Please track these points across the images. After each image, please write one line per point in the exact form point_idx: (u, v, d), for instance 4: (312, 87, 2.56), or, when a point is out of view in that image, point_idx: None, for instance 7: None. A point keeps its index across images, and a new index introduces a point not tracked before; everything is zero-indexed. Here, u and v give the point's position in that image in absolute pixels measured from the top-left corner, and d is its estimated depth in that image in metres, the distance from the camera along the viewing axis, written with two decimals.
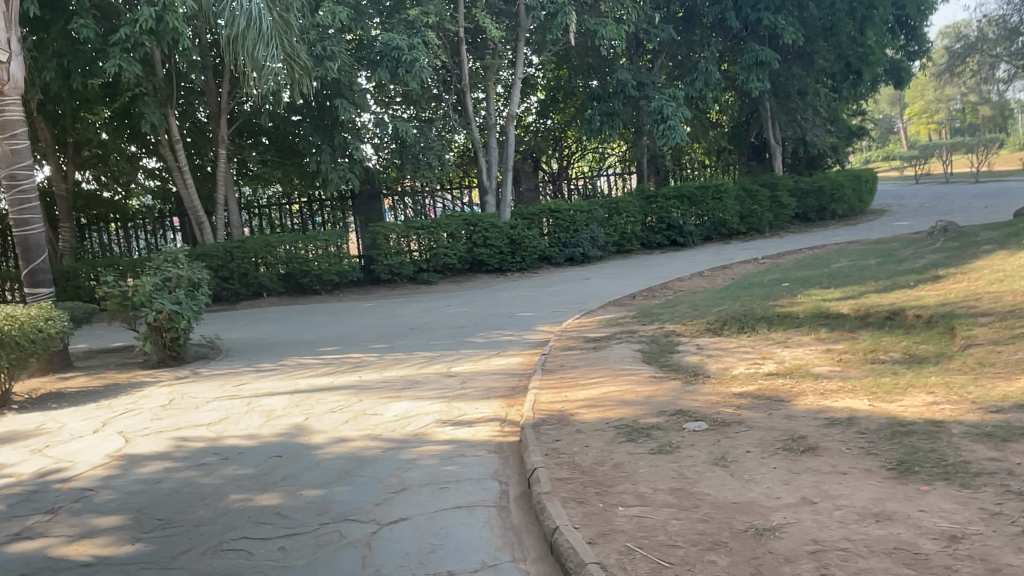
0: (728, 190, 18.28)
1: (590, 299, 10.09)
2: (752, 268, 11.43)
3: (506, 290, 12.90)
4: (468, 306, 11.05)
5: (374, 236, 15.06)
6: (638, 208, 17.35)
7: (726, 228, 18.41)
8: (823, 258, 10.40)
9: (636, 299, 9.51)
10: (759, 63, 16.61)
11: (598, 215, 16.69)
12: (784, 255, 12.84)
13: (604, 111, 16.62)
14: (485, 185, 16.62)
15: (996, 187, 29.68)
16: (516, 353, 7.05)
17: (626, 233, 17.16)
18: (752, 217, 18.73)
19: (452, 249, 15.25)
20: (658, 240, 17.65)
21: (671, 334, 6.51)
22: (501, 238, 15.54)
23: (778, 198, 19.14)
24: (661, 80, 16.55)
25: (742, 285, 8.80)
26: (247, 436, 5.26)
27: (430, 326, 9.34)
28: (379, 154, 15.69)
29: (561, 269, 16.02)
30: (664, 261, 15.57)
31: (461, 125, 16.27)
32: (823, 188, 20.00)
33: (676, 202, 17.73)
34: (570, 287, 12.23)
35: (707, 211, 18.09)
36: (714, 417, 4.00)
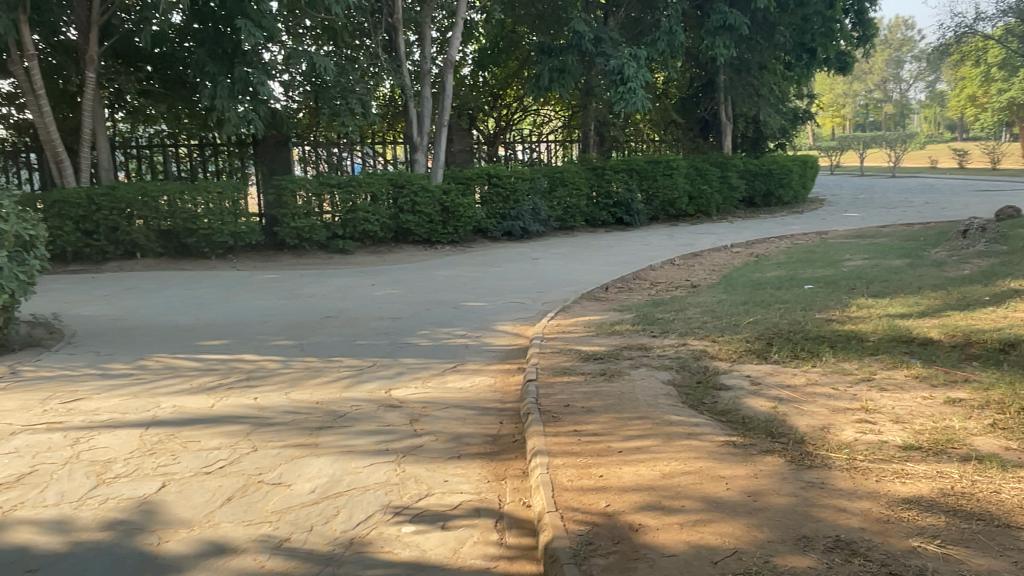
0: (679, 166, 16.75)
1: (554, 290, 8.14)
2: (733, 259, 9.82)
3: (440, 267, 10.84)
4: (397, 287, 8.91)
5: (279, 191, 12.65)
6: (584, 179, 15.58)
7: (674, 208, 16.89)
8: (819, 254, 8.89)
9: (612, 292, 7.72)
10: (727, 27, 15.06)
11: (540, 184, 14.82)
12: (758, 245, 11.38)
13: (555, 67, 14.63)
14: (415, 141, 14.31)
15: (916, 183, 29.80)
16: (482, 372, 5.07)
17: (570, 207, 15.35)
18: (702, 198, 17.32)
19: (375, 212, 13.00)
20: (603, 217, 15.94)
21: (703, 357, 4.70)
22: (432, 204, 13.39)
23: (728, 179, 17.82)
24: (620, 37, 14.70)
25: (748, 284, 7.14)
26: (52, 525, 3.07)
27: (352, 316, 7.19)
28: (290, 94, 13.16)
29: (498, 244, 14.06)
30: (614, 241, 13.90)
31: (390, 68, 13.83)
32: (772, 171, 18.84)
33: (624, 175, 16.06)
34: (518, 269, 10.31)
35: (657, 189, 16.49)
36: (921, 568, 2.21)
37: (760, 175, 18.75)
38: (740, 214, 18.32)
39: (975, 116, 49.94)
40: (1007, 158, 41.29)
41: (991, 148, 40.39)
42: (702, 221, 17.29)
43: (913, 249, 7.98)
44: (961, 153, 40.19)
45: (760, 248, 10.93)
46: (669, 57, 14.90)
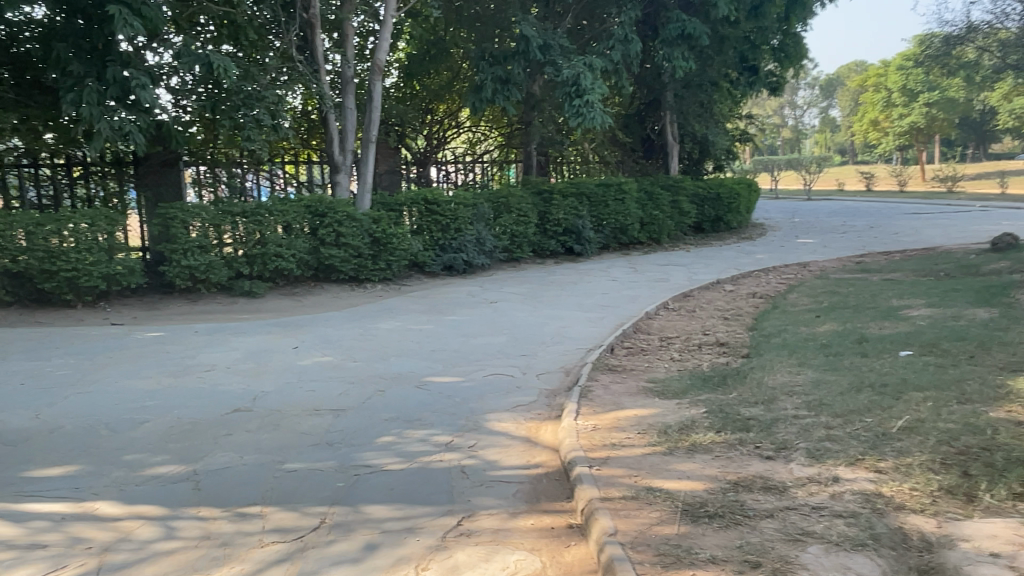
0: (630, 190, 15.24)
1: (545, 358, 6.17)
2: (741, 304, 8.14)
3: (377, 316, 8.70)
4: (329, 352, 6.71)
5: (166, 221, 10.14)
6: (531, 207, 13.79)
7: (625, 236, 15.30)
8: (853, 297, 7.33)
9: (626, 359, 5.84)
10: (685, 37, 13.68)
11: (483, 211, 12.91)
12: (749, 283, 9.83)
13: (497, 76, 12.82)
14: (337, 160, 12.09)
15: (842, 206, 29.71)
16: (513, 537, 3.03)
17: (516, 236, 13.50)
18: (654, 224, 15.83)
19: (289, 246, 10.70)
20: (552, 248, 14.15)
21: (889, 512, 2.84)
22: (359, 235, 11.22)
23: (679, 204, 16.45)
24: (570, 44, 13.03)
25: (812, 347, 5.40)
26: None
27: (274, 410, 4.97)
28: (180, 103, 10.74)
29: (437, 281, 12.00)
30: (573, 274, 12.12)
31: (305, 73, 11.62)
32: (721, 195, 17.63)
33: (573, 200, 14.36)
34: (479, 317, 8.30)
35: (608, 215, 14.87)
36: None
37: (709, 199, 17.49)
38: (692, 241, 16.95)
39: (876, 140, 51.96)
40: (911, 179, 42.80)
41: (897, 170, 41.67)
42: (654, 249, 15.80)
43: (981, 293, 6.47)
44: (869, 176, 41.44)
45: (756, 287, 9.34)
46: (624, 67, 13.34)
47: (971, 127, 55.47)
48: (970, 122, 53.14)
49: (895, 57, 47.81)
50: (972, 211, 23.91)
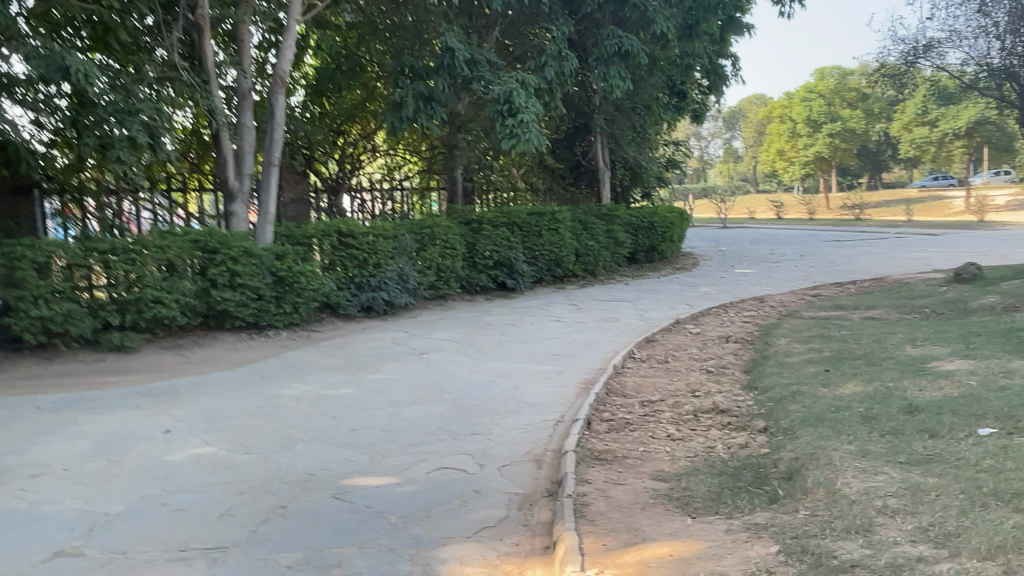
0: (564, 219, 14.10)
1: (504, 440, 4.72)
2: (718, 352, 6.97)
3: (282, 377, 7.03)
4: (212, 438, 5.03)
5: (8, 262, 7.96)
6: (459, 238, 12.39)
7: (560, 268, 14.09)
8: (853, 342, 6.26)
9: (612, 441, 4.47)
10: (621, 54, 12.70)
11: (406, 244, 11.41)
12: (713, 323, 8.73)
13: (420, 93, 11.43)
14: (232, 186, 10.31)
15: (761, 235, 29.65)
16: None
17: (442, 271, 12.05)
18: (590, 256, 14.70)
19: (171, 289, 8.81)
20: (482, 283, 12.75)
21: None
22: (260, 274, 9.48)
23: (614, 234, 15.40)
24: (499, 59, 11.78)
25: (855, 419, 4.21)
26: None
27: (115, 555, 3.30)
28: (34, 117, 8.77)
29: (354, 326, 10.38)
30: (510, 314, 10.74)
31: (192, 84, 9.86)
32: (655, 224, 16.67)
33: (504, 229, 13.06)
34: (409, 377, 6.76)
35: (542, 246, 13.63)
36: None
37: (644, 229, 16.54)
38: (628, 273, 15.93)
39: (782, 169, 53.55)
40: (817, 207, 43.93)
41: (806, 199, 42.61)
42: (591, 283, 14.66)
43: (1014, 340, 5.49)
44: (779, 205, 42.35)
45: (724, 329, 8.23)
46: (558, 85, 12.19)
47: (867, 158, 58.08)
48: (867, 151, 55.61)
49: (798, 89, 49.35)
50: (889, 239, 24.07)
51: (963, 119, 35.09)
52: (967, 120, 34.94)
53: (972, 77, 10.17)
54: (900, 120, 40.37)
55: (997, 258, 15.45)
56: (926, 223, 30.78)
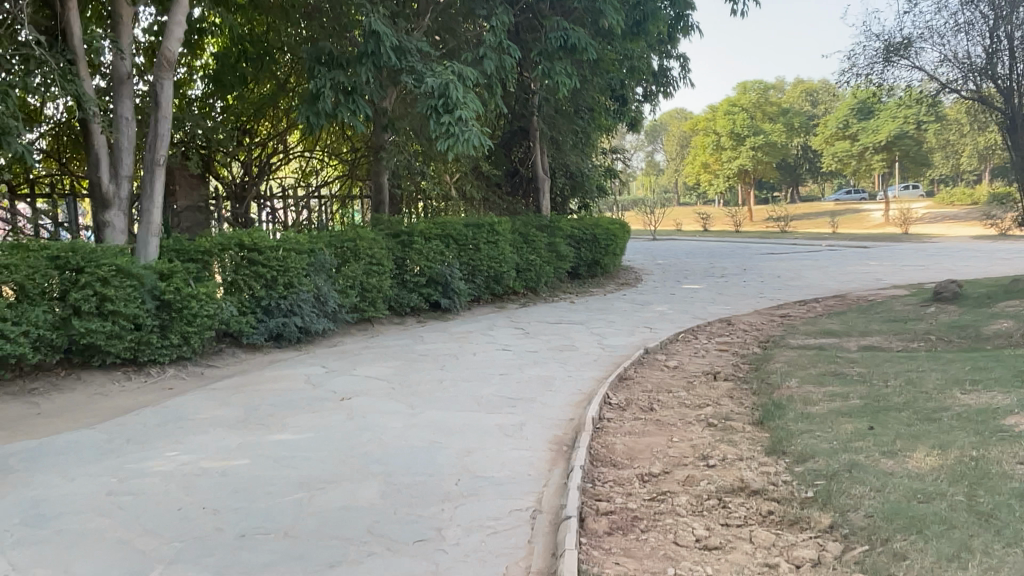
0: (504, 231, 12.77)
1: (463, 552, 3.28)
2: (711, 394, 5.72)
3: (156, 439, 5.36)
4: (26, 561, 3.36)
5: None
6: (386, 253, 10.88)
7: (499, 285, 12.73)
8: (881, 384, 5.12)
9: (624, 555, 3.10)
10: (568, 48, 11.48)
11: (324, 259, 9.81)
12: (687, 353, 7.52)
13: (340, 85, 9.89)
14: (106, 191, 8.48)
15: (692, 247, 28.99)
16: None
17: (367, 290, 10.48)
18: (531, 271, 13.42)
19: (20, 319, 6.90)
20: (413, 302, 11.26)
21: None
22: (139, 299, 7.70)
23: (556, 247, 14.17)
24: (430, 49, 10.33)
25: (971, 521, 2.98)
26: None
27: None
28: None
29: (261, 358, 8.69)
30: (448, 341, 9.28)
31: (54, 65, 8.01)
32: (598, 236, 15.52)
33: (438, 242, 11.61)
34: (326, 436, 5.23)
35: (480, 261, 12.25)
36: None
37: (587, 241, 15.37)
38: (570, 289, 14.71)
39: (705, 182, 53.95)
40: (743, 219, 44.11)
41: (731, 211, 42.71)
42: (532, 301, 13.34)
43: None
44: (705, 217, 42.31)
45: (704, 361, 7.03)
46: (498, 81, 10.82)
47: (785, 170, 59.36)
48: (785, 164, 56.79)
49: (722, 102, 49.64)
50: (822, 252, 23.82)
51: (882, 132, 36.56)
52: (886, 134, 36.35)
53: (950, 79, 9.37)
54: (823, 133, 41.37)
55: (945, 273, 15.05)
56: (851, 236, 31.01)
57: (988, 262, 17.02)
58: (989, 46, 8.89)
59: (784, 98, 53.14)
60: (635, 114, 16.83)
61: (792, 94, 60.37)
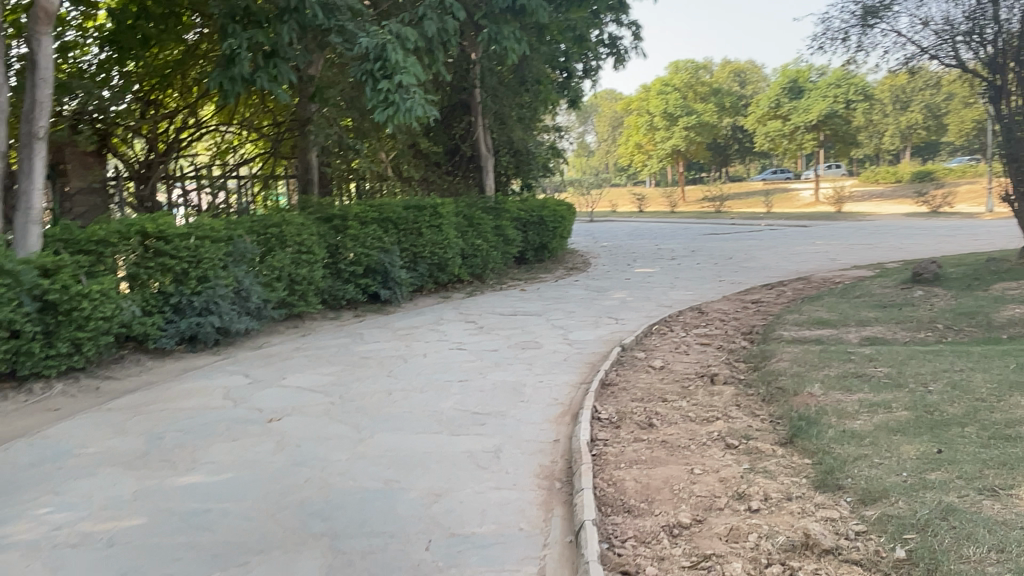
0: (447, 214, 11.68)
1: None
2: (716, 404, 4.85)
3: (26, 488, 4.14)
4: None
5: None
6: (317, 241, 9.65)
7: (444, 273, 11.66)
8: (922, 389, 4.35)
9: None
10: (516, 10, 10.40)
11: (244, 248, 8.52)
12: (669, 350, 6.66)
13: (258, 46, 8.61)
14: None
15: (632, 227, 28.48)
16: None
17: (297, 283, 9.27)
18: (477, 257, 12.39)
19: None
20: (349, 295, 10.08)
21: None
22: (17, 300, 6.29)
23: (503, 230, 13.16)
24: (363, 7, 9.09)
25: None
26: None
27: None
28: None
29: (174, 366, 7.41)
30: (392, 339, 8.18)
31: None
32: (545, 218, 14.59)
33: (375, 226, 10.45)
34: (250, 477, 4.12)
35: (422, 247, 11.14)
36: None
37: (534, 224, 14.40)
38: (518, 275, 13.74)
39: (638, 162, 53.82)
40: (678, 200, 44.09)
41: (667, 192, 42.51)
42: (479, 289, 12.32)
43: None
44: (640, 198, 42.06)
45: (692, 360, 6.18)
46: (439, 45, 9.66)
47: (716, 151, 59.86)
48: (716, 144, 57.23)
49: (654, 82, 49.43)
50: (763, 232, 23.58)
51: (813, 111, 37.01)
52: (817, 113, 36.79)
53: (931, 45, 8.69)
54: (755, 113, 41.56)
55: (896, 251, 14.78)
56: (787, 215, 31.15)
57: (932, 240, 16.94)
58: (973, 7, 8.26)
59: (714, 78, 53.43)
60: (577, 89, 15.94)
61: (720, 74, 60.82)
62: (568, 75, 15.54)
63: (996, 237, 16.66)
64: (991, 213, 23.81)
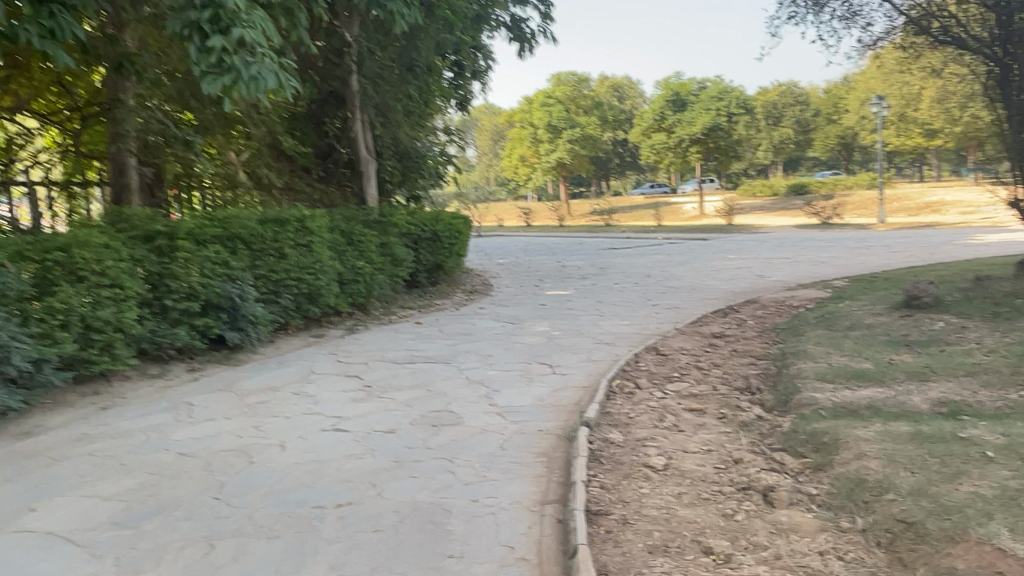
0: (319, 229, 9.11)
1: None
2: (811, 564, 2.73)
3: None
4: None
5: None
6: (129, 270, 6.86)
7: (315, 305, 9.08)
8: None
9: None
10: None
11: (4, 282, 5.66)
12: (655, 429, 4.52)
13: None
14: None
15: (526, 242, 26.68)
16: None
17: (98, 330, 6.48)
18: (358, 283, 9.87)
19: None
20: (181, 341, 7.35)
21: None
22: None
23: (391, 249, 10.71)
24: None
25: None
26: None
27: None
28: None
29: None
30: (238, 413, 5.60)
31: None
32: (440, 234, 12.27)
33: (217, 247, 7.76)
34: None
35: (286, 273, 8.53)
36: None
37: (426, 241, 12.02)
38: (410, 302, 11.33)
39: (522, 176, 52.59)
40: (566, 212, 42.97)
41: (555, 205, 41.14)
42: (363, 323, 9.81)
43: None
44: (528, 211, 40.63)
45: (699, 448, 4.08)
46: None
47: (598, 165, 59.81)
48: (599, 157, 57.14)
49: (537, 94, 48.47)
50: (666, 245, 22.36)
51: (698, 123, 37.01)
52: (702, 125, 36.80)
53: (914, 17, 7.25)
54: (641, 125, 41.25)
55: (822, 267, 13.61)
56: (681, 228, 30.45)
57: (848, 254, 16.05)
58: None
59: (595, 92, 53.18)
60: (466, 91, 14.01)
61: (600, 88, 60.84)
62: (456, 73, 13.53)
63: (909, 249, 15.97)
64: (882, 225, 23.75)
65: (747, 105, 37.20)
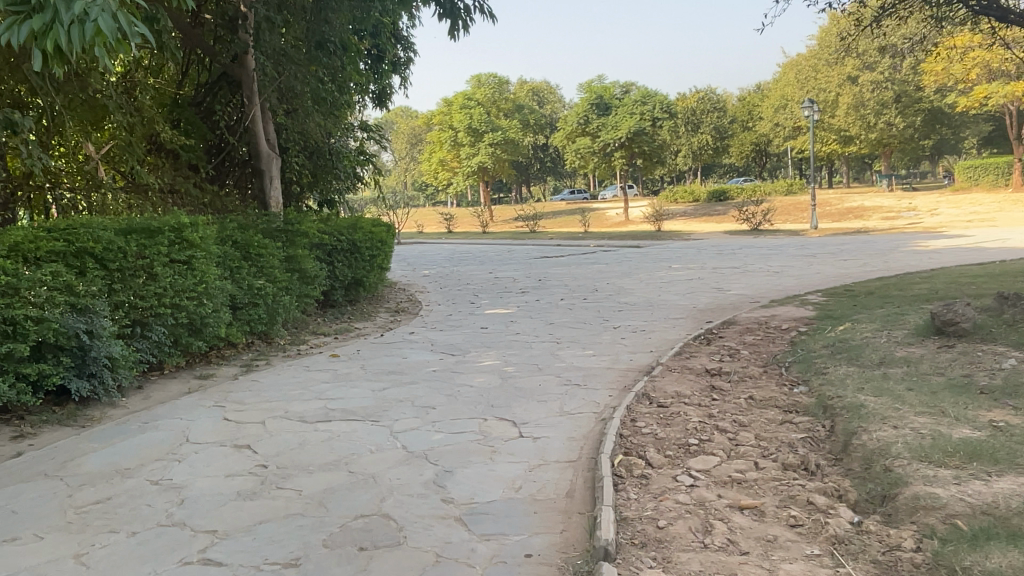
0: (205, 240, 7.18)
1: None
2: None
3: None
4: None
5: None
6: None
7: (200, 337, 7.15)
8: None
9: None
10: None
11: None
12: (708, 554, 2.95)
13: None
14: None
15: (449, 250, 24.96)
16: None
17: None
18: (257, 307, 7.97)
19: None
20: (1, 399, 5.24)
21: None
22: None
23: (298, 264, 8.83)
24: None
25: None
26: None
27: None
28: None
29: None
30: (59, 527, 3.68)
31: None
32: (358, 244, 10.46)
33: (57, 266, 5.73)
34: None
35: (158, 298, 6.58)
36: None
37: (342, 253, 10.17)
38: (324, 327, 9.46)
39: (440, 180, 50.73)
40: (488, 218, 41.43)
41: (476, 212, 39.51)
42: (264, 356, 7.90)
43: None
44: (448, 217, 38.85)
45: None
46: None
47: (518, 169, 58.61)
48: (519, 161, 56.02)
49: (456, 95, 46.77)
50: (599, 253, 21.14)
51: (622, 128, 36.20)
52: (626, 130, 36.00)
53: None
54: (564, 130, 40.22)
55: (779, 278, 12.59)
56: (610, 235, 29.43)
57: (796, 263, 15.19)
58: None
59: (515, 95, 51.97)
60: (384, 85, 12.27)
61: (519, 92, 59.77)
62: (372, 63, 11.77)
63: (857, 258, 15.27)
64: (814, 231, 23.34)
65: (670, 109, 36.75)
